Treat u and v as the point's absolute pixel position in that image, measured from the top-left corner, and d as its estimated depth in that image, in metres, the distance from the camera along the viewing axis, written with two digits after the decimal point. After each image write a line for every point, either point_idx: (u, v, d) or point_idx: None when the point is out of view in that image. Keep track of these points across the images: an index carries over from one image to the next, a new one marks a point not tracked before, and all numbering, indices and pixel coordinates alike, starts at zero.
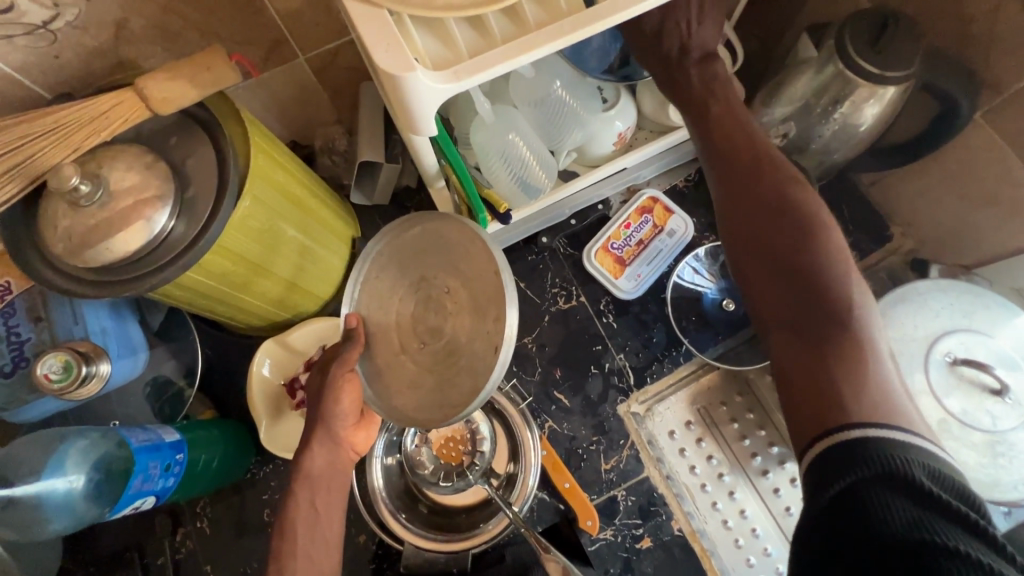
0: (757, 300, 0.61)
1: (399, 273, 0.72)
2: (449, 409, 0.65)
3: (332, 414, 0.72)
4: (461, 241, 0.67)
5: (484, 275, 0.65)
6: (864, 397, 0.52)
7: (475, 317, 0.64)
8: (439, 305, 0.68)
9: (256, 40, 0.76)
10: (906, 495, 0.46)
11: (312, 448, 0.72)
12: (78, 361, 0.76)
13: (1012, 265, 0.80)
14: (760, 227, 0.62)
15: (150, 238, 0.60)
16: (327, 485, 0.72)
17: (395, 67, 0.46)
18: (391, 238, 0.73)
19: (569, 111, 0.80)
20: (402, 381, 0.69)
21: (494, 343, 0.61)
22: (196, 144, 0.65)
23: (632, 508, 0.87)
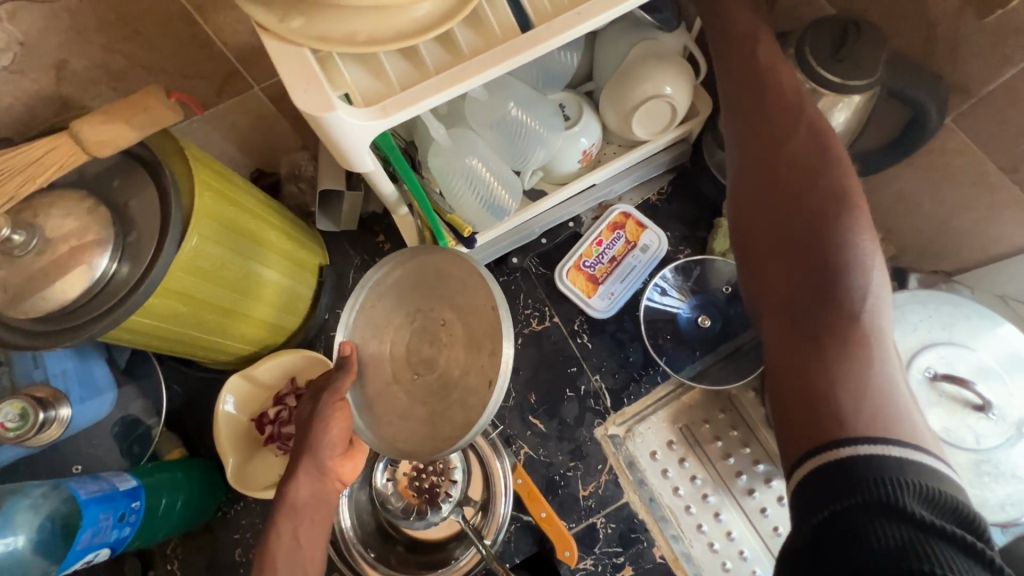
0: (758, 283, 0.57)
1: (395, 303, 0.70)
2: (436, 444, 0.64)
3: (319, 444, 0.67)
4: (460, 277, 0.67)
5: (481, 311, 0.65)
6: (864, 412, 0.48)
7: (471, 351, 0.64)
8: (434, 337, 0.66)
9: (206, 74, 0.75)
10: (901, 524, 0.42)
11: (296, 477, 0.68)
12: (35, 408, 0.75)
13: (998, 269, 0.78)
14: (784, 211, 0.56)
15: (91, 284, 0.59)
16: (311, 515, 0.68)
17: (317, 109, 0.44)
18: (393, 267, 0.71)
19: (531, 130, 0.77)
20: (394, 413, 0.67)
21: (490, 377, 0.62)
22: (139, 185, 0.63)
23: (612, 536, 0.85)
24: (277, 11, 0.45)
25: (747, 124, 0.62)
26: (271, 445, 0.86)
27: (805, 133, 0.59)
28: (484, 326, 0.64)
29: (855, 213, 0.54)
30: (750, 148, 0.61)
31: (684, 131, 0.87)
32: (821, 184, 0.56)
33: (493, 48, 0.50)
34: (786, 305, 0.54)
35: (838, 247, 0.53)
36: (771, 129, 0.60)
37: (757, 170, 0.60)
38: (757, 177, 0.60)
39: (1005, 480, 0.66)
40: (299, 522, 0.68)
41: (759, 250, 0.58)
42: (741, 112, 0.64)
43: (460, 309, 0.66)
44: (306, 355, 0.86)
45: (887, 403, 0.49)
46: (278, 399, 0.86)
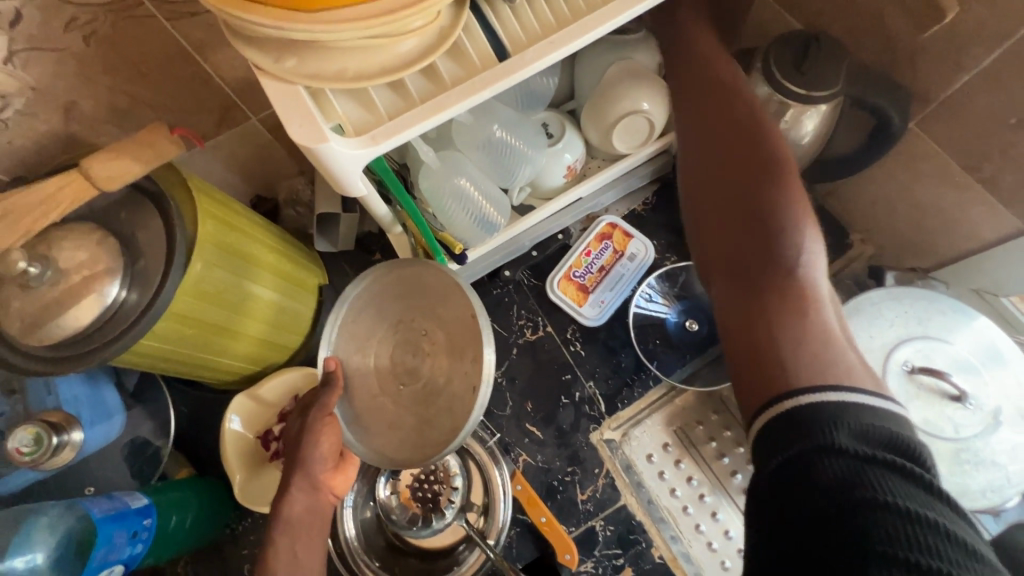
0: (712, 257, 0.61)
1: (376, 317, 0.74)
2: (431, 448, 0.67)
3: (310, 458, 0.68)
4: (441, 287, 0.70)
5: (459, 317, 0.69)
6: (805, 359, 0.51)
7: (452, 357, 0.68)
8: (416, 347, 0.71)
9: (206, 108, 0.79)
10: (841, 458, 0.46)
11: (289, 493, 0.68)
12: (48, 432, 0.78)
13: (967, 267, 0.81)
14: (727, 186, 0.61)
15: (102, 311, 0.62)
16: (308, 529, 0.68)
17: (311, 140, 0.48)
18: (371, 281, 0.74)
19: (516, 150, 0.81)
20: (382, 422, 0.70)
21: (474, 383, 0.65)
22: (146, 216, 0.67)
23: (611, 538, 0.87)
24: (271, 53, 0.48)
25: (692, 108, 0.67)
26: (276, 461, 0.88)
27: (746, 114, 0.64)
28: (465, 336, 0.67)
29: (790, 186, 0.59)
30: (694, 132, 0.66)
31: (663, 144, 0.91)
32: (761, 159, 0.61)
33: (473, 78, 0.53)
34: (736, 271, 0.58)
35: (776, 213, 0.58)
36: (712, 112, 0.65)
37: (703, 153, 0.64)
38: (704, 159, 0.64)
39: (984, 467, 0.68)
40: (297, 538, 0.67)
41: (707, 225, 0.62)
42: (684, 99, 0.68)
43: (445, 320, 0.70)
44: (309, 372, 0.90)
45: (825, 352, 0.52)
46: (282, 416, 0.89)
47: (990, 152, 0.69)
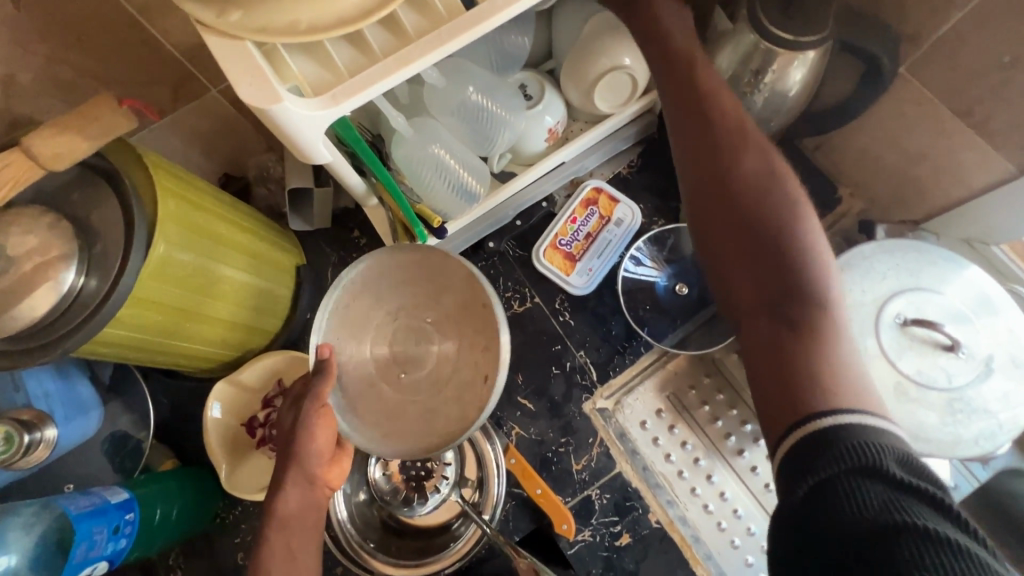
0: (719, 269, 0.52)
1: (374, 302, 0.71)
2: (436, 426, 0.67)
3: (305, 453, 0.63)
4: (445, 275, 0.71)
5: (467, 307, 0.70)
6: (842, 382, 0.45)
7: (460, 346, 0.69)
8: (421, 335, 0.70)
9: (160, 79, 0.74)
10: (884, 484, 0.40)
11: (283, 489, 0.63)
12: (19, 432, 0.75)
13: (956, 217, 0.80)
14: (733, 186, 0.52)
15: (60, 299, 0.59)
16: (305, 525, 0.65)
17: (263, 101, 0.44)
18: (365, 266, 0.71)
19: (491, 114, 0.77)
20: (380, 412, 0.68)
21: (485, 372, 0.67)
22: (99, 197, 0.62)
23: (607, 506, 0.86)
24: (214, 6, 0.44)
25: (685, 90, 0.58)
26: (262, 448, 0.86)
27: (734, 106, 0.57)
28: (472, 331, 0.69)
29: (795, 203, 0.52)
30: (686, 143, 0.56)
31: (647, 103, 0.87)
32: (765, 175, 0.53)
33: (440, 28, 0.49)
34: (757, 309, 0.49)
35: (789, 237, 0.50)
36: (706, 98, 0.57)
37: (696, 172, 0.55)
38: (700, 178, 0.55)
39: (977, 416, 0.67)
40: (291, 534, 0.64)
41: (714, 232, 0.53)
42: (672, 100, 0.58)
43: (458, 308, 0.71)
44: (292, 355, 0.87)
45: (857, 374, 0.46)
46: (266, 401, 0.87)
47: (982, 94, 0.67)
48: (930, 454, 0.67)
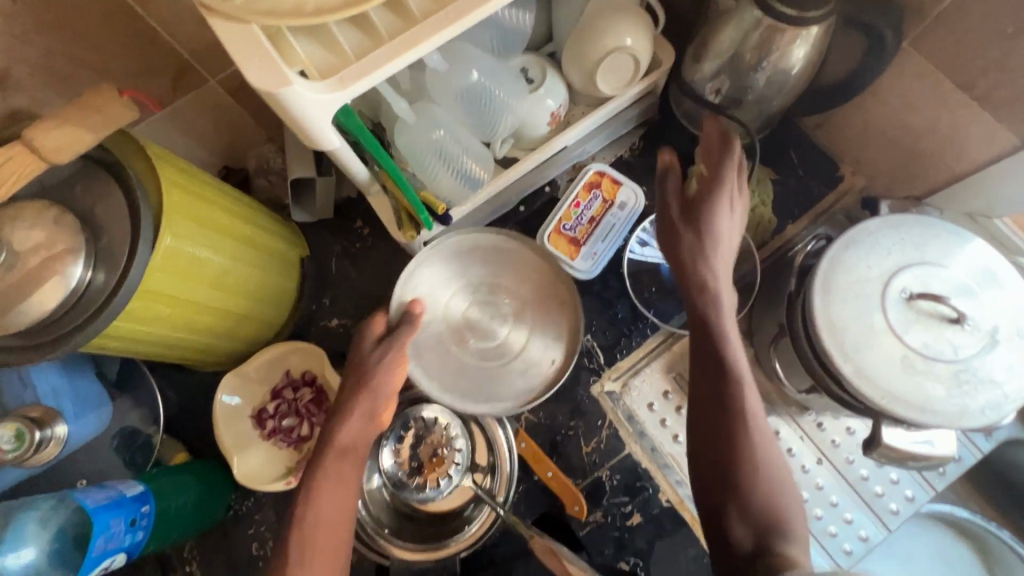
0: (709, 469, 0.63)
1: (455, 274, 0.86)
2: (497, 390, 0.83)
3: (381, 385, 0.69)
4: (524, 269, 0.88)
5: (541, 296, 0.86)
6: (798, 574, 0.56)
7: (527, 328, 0.86)
8: (494, 312, 0.87)
9: (159, 70, 0.73)
10: None
11: (349, 416, 0.68)
12: (29, 428, 0.75)
13: (960, 190, 0.80)
14: (733, 403, 0.64)
15: (68, 293, 0.58)
16: (356, 456, 0.67)
17: (272, 85, 0.44)
18: (455, 239, 0.87)
19: (494, 98, 0.77)
20: (450, 369, 0.83)
21: (549, 356, 0.84)
22: (102, 189, 0.62)
23: (618, 487, 0.87)
24: None
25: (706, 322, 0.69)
26: (270, 440, 0.86)
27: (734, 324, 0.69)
28: (546, 316, 0.85)
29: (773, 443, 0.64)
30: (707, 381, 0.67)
31: (649, 84, 0.87)
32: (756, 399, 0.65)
33: (445, 8, 0.49)
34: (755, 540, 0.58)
35: (766, 460, 0.62)
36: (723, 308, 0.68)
37: (712, 406, 0.65)
38: (716, 414, 0.64)
39: (983, 387, 0.67)
40: (342, 463, 0.66)
41: (710, 433, 0.64)
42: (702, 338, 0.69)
43: (532, 295, 0.87)
44: (303, 345, 0.88)
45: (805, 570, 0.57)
46: (276, 393, 0.87)
47: (986, 66, 0.67)
48: (938, 426, 0.67)
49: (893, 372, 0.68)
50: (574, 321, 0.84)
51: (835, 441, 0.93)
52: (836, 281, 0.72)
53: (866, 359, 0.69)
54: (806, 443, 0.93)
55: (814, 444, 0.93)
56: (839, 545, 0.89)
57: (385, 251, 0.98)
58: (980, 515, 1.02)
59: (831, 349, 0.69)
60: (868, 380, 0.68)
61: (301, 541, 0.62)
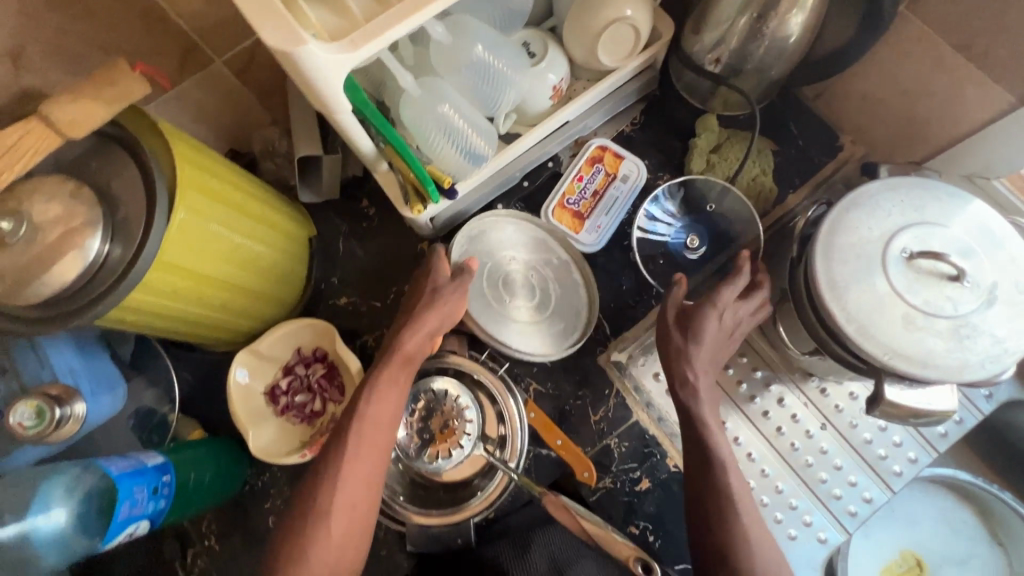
0: (703, 537, 0.70)
1: (498, 244, 0.92)
2: (528, 345, 0.89)
3: (450, 309, 0.78)
4: (557, 254, 0.94)
5: (573, 279, 0.93)
6: None
7: (557, 304, 0.92)
8: (529, 284, 0.92)
9: (166, 49, 0.74)
10: None
11: (417, 327, 0.74)
12: (49, 405, 0.75)
13: (958, 152, 0.81)
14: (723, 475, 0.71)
15: (86, 266, 0.60)
16: (410, 370, 0.75)
17: (286, 44, 0.45)
18: (502, 216, 0.93)
19: (497, 72, 0.78)
20: (492, 323, 0.88)
21: (576, 327, 0.91)
22: (117, 164, 0.63)
23: (627, 453, 0.88)
24: None
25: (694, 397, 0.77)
26: (284, 416, 0.89)
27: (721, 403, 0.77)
28: (575, 299, 0.92)
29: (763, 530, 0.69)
30: (699, 478, 0.73)
31: (649, 57, 0.88)
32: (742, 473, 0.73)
33: None
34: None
35: (754, 527, 0.69)
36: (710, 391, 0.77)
37: (705, 501, 0.70)
38: (709, 512, 0.70)
39: (983, 341, 0.69)
40: (407, 369, 0.74)
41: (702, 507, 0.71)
42: (692, 434, 0.75)
43: (561, 286, 0.93)
44: (312, 322, 0.89)
45: None
46: (288, 369, 0.89)
47: (983, 26, 0.68)
48: (939, 380, 0.69)
49: (894, 329, 0.69)
50: (595, 302, 0.92)
51: (838, 407, 0.94)
52: (836, 244, 0.73)
53: (868, 317, 0.70)
54: (810, 408, 0.95)
55: (818, 410, 0.95)
56: (843, 506, 0.92)
57: (392, 229, 0.99)
58: (983, 478, 1.03)
59: (834, 309, 0.71)
60: (870, 338, 0.70)
61: (360, 432, 0.68)
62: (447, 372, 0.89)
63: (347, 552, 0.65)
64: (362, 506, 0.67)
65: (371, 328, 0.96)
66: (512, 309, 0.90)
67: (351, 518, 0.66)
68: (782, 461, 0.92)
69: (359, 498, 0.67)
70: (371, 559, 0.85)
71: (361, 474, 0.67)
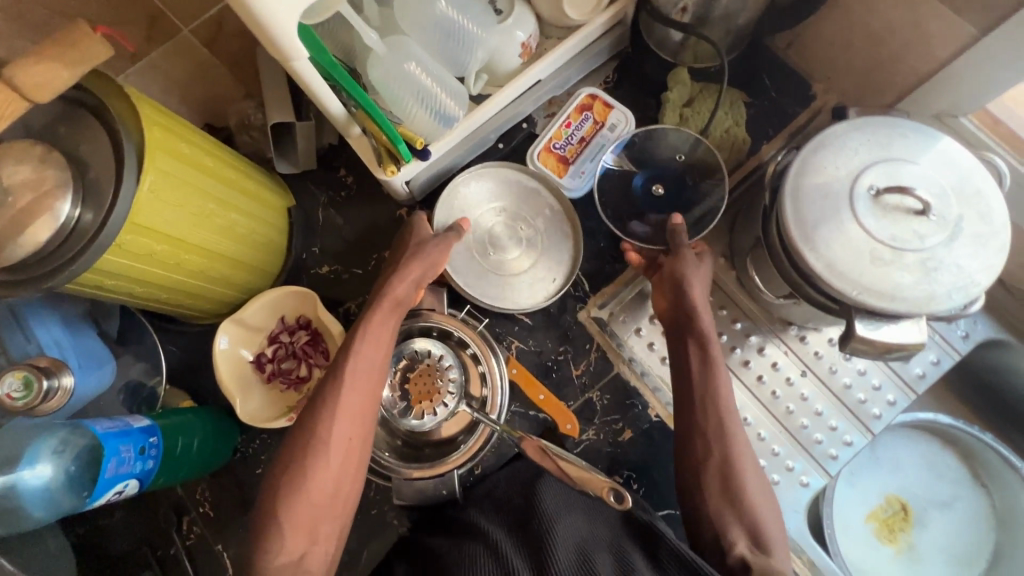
0: (695, 464, 0.72)
1: (479, 204, 0.93)
2: (512, 299, 0.90)
3: (434, 257, 0.80)
4: (539, 201, 0.94)
5: (555, 227, 0.94)
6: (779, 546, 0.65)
7: (542, 250, 0.93)
8: (513, 236, 0.93)
9: (131, 18, 0.74)
10: None
11: (404, 274, 0.77)
12: (37, 376, 0.76)
13: (927, 92, 0.81)
14: (721, 400, 0.74)
15: (58, 228, 0.60)
16: (395, 317, 0.76)
17: None
18: (483, 175, 0.94)
19: (462, 29, 0.80)
20: (471, 279, 0.90)
21: (560, 276, 0.92)
22: (85, 128, 0.63)
23: (609, 406, 0.90)
24: None
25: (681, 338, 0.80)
26: (272, 382, 0.90)
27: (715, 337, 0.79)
28: (559, 245, 0.93)
29: (745, 463, 0.71)
30: (688, 412, 0.74)
31: (618, 12, 0.88)
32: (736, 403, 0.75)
33: None
34: (748, 544, 0.64)
35: (743, 456, 0.71)
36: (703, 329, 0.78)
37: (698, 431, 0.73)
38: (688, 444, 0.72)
39: (950, 272, 0.70)
40: (392, 315, 0.76)
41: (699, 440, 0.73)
42: (689, 370, 0.76)
43: (545, 235, 0.93)
44: (292, 288, 0.89)
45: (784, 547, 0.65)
46: (273, 338, 0.90)
47: None
48: (908, 313, 0.70)
49: (863, 265, 0.70)
50: (578, 252, 0.92)
51: (818, 353, 0.96)
52: (804, 184, 0.74)
53: (837, 254, 0.71)
54: (790, 357, 0.96)
55: (798, 358, 0.96)
56: (825, 451, 0.93)
57: (371, 198, 1.00)
58: (964, 421, 1.05)
59: (802, 248, 0.72)
60: (840, 274, 0.71)
61: (353, 370, 0.70)
62: (430, 333, 0.90)
63: (343, 487, 0.67)
64: (356, 443, 0.68)
65: (352, 295, 0.97)
66: (496, 263, 0.92)
67: (347, 452, 0.67)
68: (764, 409, 0.94)
69: (354, 432, 0.68)
70: (362, 517, 0.88)
71: (355, 410, 0.69)
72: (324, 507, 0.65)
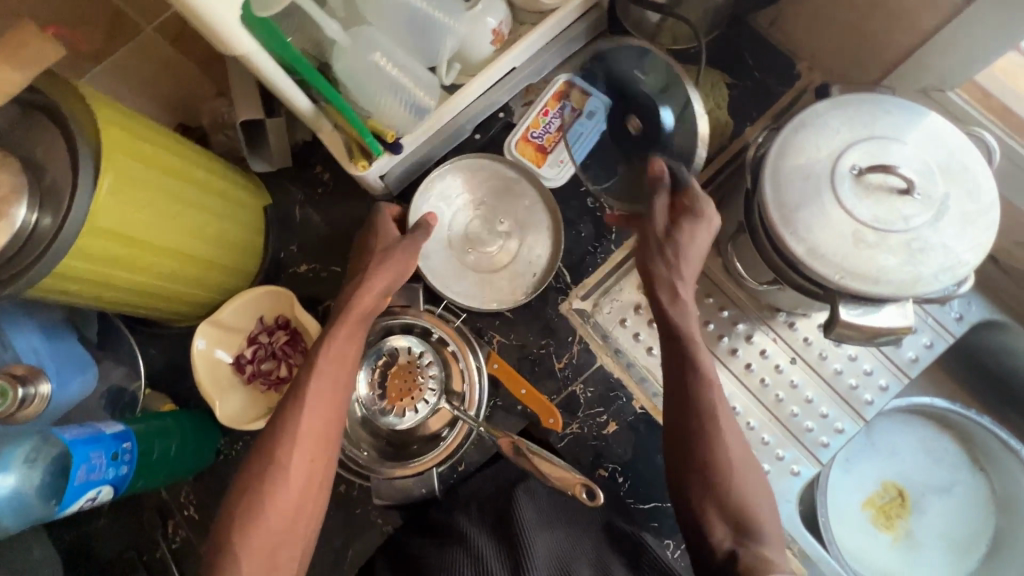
0: (679, 460, 0.69)
1: (456, 197, 0.92)
2: (491, 295, 0.89)
3: (400, 263, 0.77)
4: (517, 194, 0.93)
5: (535, 219, 0.92)
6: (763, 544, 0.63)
7: (523, 245, 0.91)
8: (491, 230, 0.92)
9: (90, 17, 0.73)
10: None
11: (370, 283, 0.74)
12: (12, 384, 0.75)
13: (912, 66, 0.78)
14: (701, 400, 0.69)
15: (15, 233, 0.59)
16: (360, 331, 0.74)
17: None
18: (459, 168, 0.92)
19: (429, 17, 0.76)
20: (450, 275, 0.89)
21: (539, 270, 0.90)
22: (41, 131, 0.62)
23: (592, 398, 0.88)
24: None
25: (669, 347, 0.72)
26: (251, 383, 0.89)
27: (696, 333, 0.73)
28: (538, 239, 0.91)
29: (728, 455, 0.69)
30: (669, 408, 0.72)
31: None
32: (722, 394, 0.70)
33: None
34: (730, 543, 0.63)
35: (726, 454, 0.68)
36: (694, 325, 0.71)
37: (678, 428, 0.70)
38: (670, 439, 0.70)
39: (937, 253, 0.67)
40: (358, 330, 0.74)
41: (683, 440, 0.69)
42: (666, 366, 0.73)
43: (524, 229, 0.92)
44: (267, 288, 0.88)
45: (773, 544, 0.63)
46: (251, 338, 0.89)
47: None
48: (892, 297, 0.68)
49: (846, 248, 0.68)
50: (558, 244, 0.90)
51: (807, 339, 0.93)
52: (784, 166, 0.72)
53: (820, 238, 0.69)
54: (779, 344, 0.94)
55: (787, 345, 0.94)
56: (816, 439, 0.91)
57: (348, 194, 0.98)
58: (960, 404, 1.03)
59: (783, 232, 0.70)
60: (822, 259, 0.69)
61: (316, 390, 0.69)
62: (409, 330, 0.89)
63: (304, 509, 0.67)
64: (319, 463, 0.68)
65: (331, 293, 0.96)
66: (475, 258, 0.90)
67: (310, 475, 0.67)
68: (752, 398, 0.92)
69: (316, 455, 0.67)
70: (347, 517, 0.87)
71: (317, 433, 0.68)
72: (283, 533, 0.65)
